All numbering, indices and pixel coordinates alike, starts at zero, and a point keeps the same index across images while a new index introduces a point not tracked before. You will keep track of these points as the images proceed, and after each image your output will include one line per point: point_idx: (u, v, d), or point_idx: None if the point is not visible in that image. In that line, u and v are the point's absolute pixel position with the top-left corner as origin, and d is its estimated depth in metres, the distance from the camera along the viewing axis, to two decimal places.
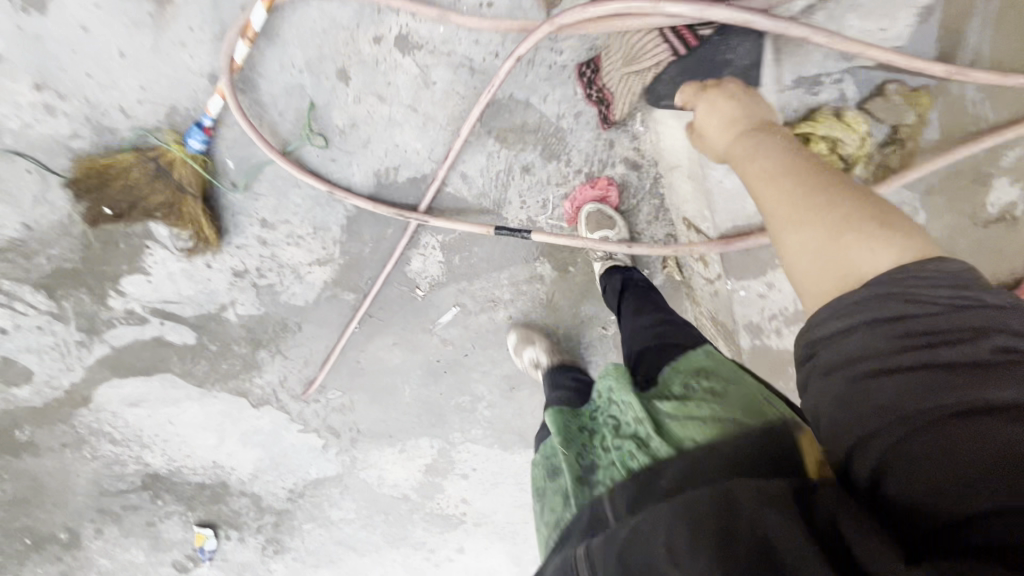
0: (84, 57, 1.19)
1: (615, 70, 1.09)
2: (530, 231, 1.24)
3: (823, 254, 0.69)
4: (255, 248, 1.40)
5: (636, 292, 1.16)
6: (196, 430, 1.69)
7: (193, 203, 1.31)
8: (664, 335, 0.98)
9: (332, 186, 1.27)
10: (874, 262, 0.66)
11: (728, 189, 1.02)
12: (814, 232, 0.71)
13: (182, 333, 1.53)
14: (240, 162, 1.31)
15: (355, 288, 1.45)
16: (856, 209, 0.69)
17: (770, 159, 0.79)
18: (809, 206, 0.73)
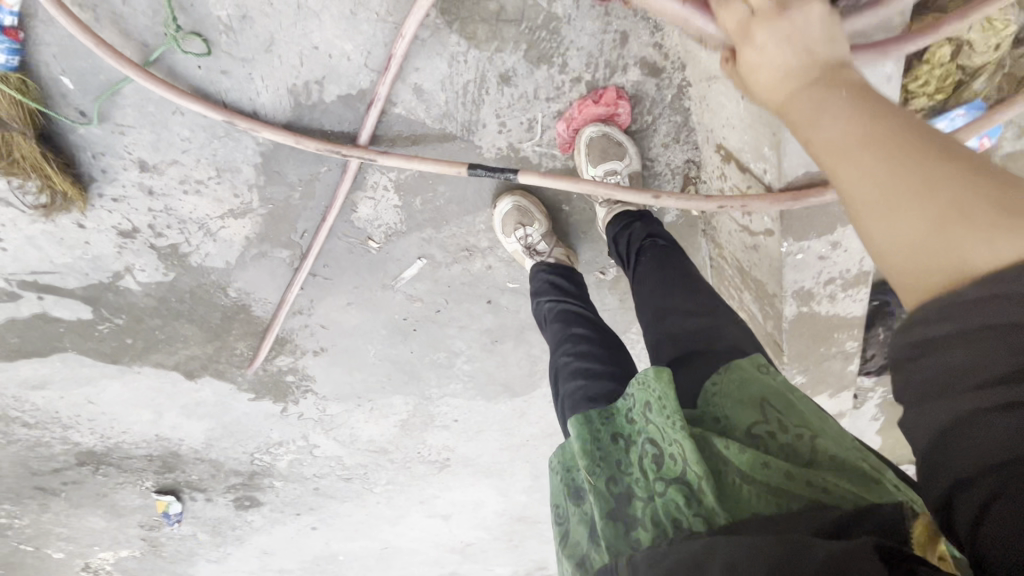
0: None
1: None
2: (517, 170, 0.95)
3: (922, 255, 0.43)
4: (140, 199, 1.04)
5: (653, 254, 0.91)
6: (125, 408, 1.45)
7: (22, 145, 0.91)
8: (698, 336, 0.76)
9: (229, 114, 0.89)
10: (990, 255, 0.40)
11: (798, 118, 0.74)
12: (911, 221, 0.44)
13: (72, 308, 1.20)
14: (90, 79, 0.91)
15: (288, 244, 1.13)
16: (971, 187, 0.42)
17: (843, 125, 0.50)
18: (903, 182, 0.45)
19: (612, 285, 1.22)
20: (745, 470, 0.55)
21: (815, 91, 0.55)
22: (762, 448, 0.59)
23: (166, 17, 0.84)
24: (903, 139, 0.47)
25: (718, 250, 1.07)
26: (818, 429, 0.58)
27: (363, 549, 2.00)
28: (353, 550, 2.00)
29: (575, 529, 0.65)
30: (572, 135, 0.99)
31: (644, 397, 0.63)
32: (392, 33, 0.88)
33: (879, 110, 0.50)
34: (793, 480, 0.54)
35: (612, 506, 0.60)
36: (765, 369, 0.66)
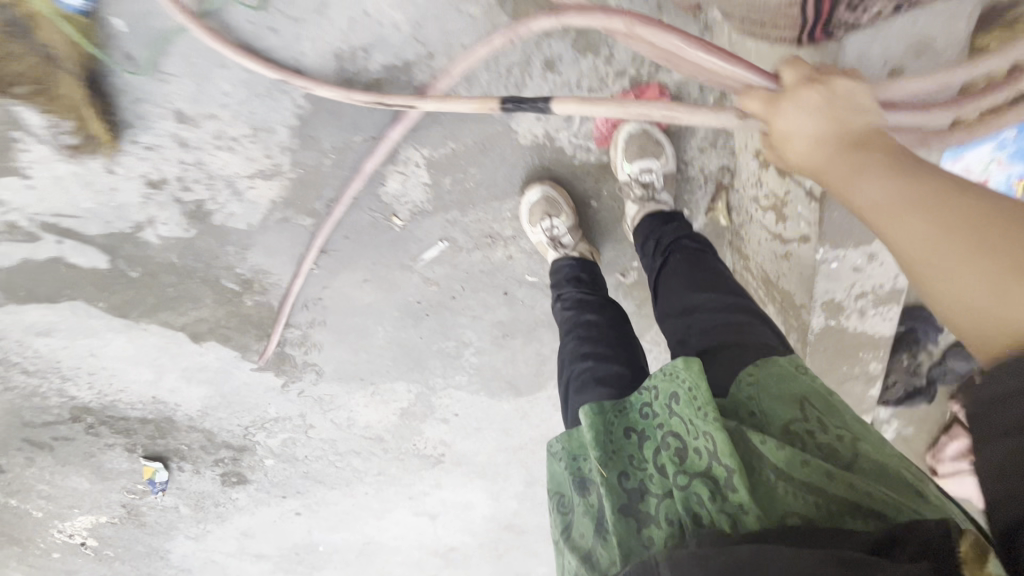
0: None
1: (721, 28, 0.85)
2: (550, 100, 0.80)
3: (981, 307, 0.48)
4: (173, 150, 1.04)
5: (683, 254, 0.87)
6: (128, 365, 1.43)
7: (71, 86, 0.94)
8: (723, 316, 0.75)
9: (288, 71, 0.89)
10: None
11: None
12: (972, 277, 0.48)
13: (89, 254, 1.20)
14: (141, 33, 0.94)
15: (312, 212, 1.12)
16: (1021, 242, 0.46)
17: (877, 188, 0.55)
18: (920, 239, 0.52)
19: (631, 288, 1.20)
20: (778, 467, 0.53)
21: (849, 150, 0.59)
22: (797, 445, 0.57)
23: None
24: (944, 194, 0.51)
25: (744, 261, 1.05)
26: (859, 434, 0.57)
27: (345, 542, 1.95)
28: (334, 541, 1.95)
29: (581, 522, 0.62)
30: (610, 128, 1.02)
31: (671, 388, 0.61)
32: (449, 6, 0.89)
33: (907, 162, 0.56)
34: (833, 481, 0.52)
35: (624, 501, 0.58)
36: (804, 369, 0.64)
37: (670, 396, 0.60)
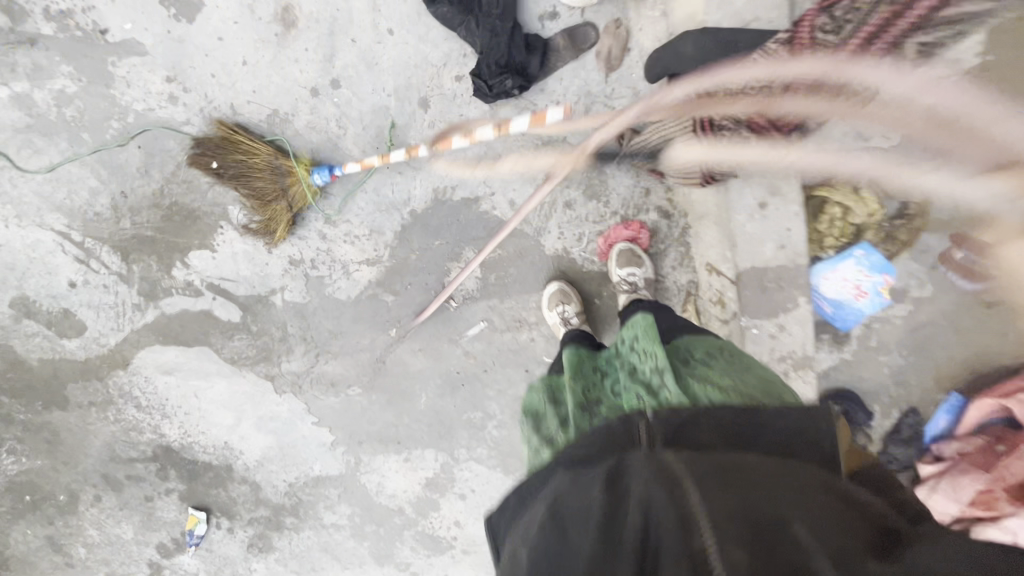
0: (213, 60, 1.44)
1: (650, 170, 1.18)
2: None
3: None
4: (314, 241, 1.55)
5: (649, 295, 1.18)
6: (217, 408, 1.77)
7: (282, 211, 1.50)
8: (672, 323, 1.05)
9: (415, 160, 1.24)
10: None
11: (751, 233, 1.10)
12: None
13: (229, 309, 1.66)
14: (333, 188, 1.51)
15: (394, 291, 1.57)
16: None
17: None
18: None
19: None
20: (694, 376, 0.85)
21: None
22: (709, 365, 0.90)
23: (369, 138, 1.44)
24: None
25: None
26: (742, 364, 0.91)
27: None
28: None
29: (550, 422, 0.89)
30: (607, 248, 1.43)
31: (633, 333, 0.93)
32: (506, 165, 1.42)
33: None
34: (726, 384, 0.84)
35: (584, 403, 0.86)
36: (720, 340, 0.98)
37: (631, 340, 0.92)
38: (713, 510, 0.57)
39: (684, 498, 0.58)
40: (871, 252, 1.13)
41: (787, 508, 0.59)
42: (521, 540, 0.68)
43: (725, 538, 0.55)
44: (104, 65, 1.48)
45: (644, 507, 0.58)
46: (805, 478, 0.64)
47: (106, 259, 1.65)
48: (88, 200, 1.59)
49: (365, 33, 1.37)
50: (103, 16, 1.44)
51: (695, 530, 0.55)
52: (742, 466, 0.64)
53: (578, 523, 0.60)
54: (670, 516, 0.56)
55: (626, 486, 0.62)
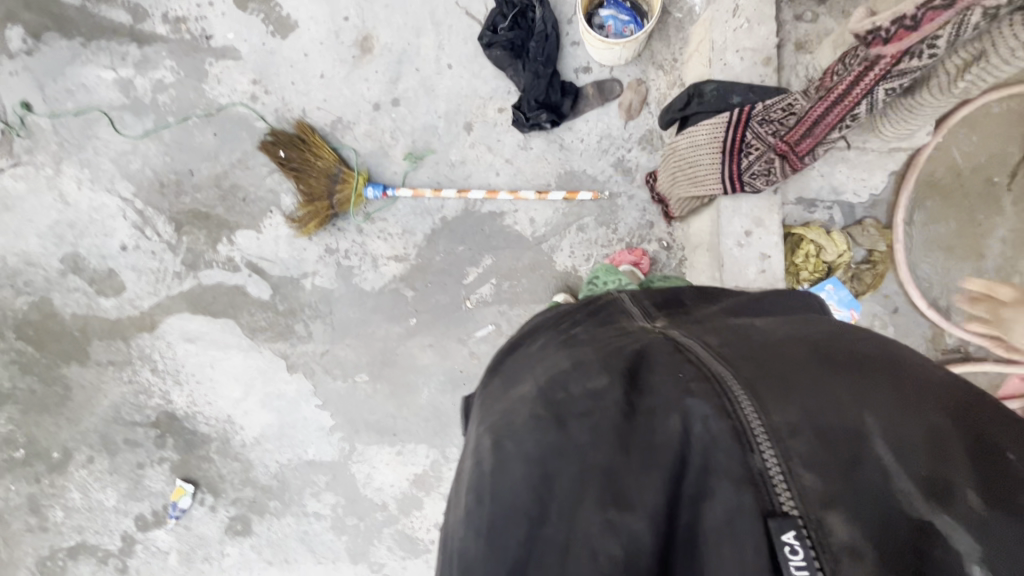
0: (296, 71, 1.69)
1: (677, 187, 1.31)
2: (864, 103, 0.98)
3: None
4: (351, 233, 1.74)
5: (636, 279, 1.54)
6: (228, 380, 1.87)
7: (326, 211, 1.69)
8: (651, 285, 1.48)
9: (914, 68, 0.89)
10: None
11: (739, 257, 1.25)
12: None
13: (260, 287, 1.81)
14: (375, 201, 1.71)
15: (415, 287, 1.73)
16: None
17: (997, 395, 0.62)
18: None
19: None
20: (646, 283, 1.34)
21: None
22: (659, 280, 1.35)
23: (415, 150, 1.67)
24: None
25: None
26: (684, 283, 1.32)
27: None
28: None
29: None
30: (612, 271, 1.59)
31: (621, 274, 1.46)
32: (530, 187, 1.62)
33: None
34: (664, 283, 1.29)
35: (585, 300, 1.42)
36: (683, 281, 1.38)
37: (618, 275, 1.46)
38: (774, 428, 0.59)
39: (736, 416, 0.60)
40: (840, 287, 1.28)
41: (852, 407, 0.60)
42: (503, 433, 0.70)
43: (789, 453, 0.57)
44: (202, 64, 1.74)
45: (683, 420, 0.63)
46: (850, 430, 0.58)
47: (160, 228, 1.83)
48: (158, 174, 1.80)
49: (427, 65, 1.63)
50: (211, 25, 1.72)
51: (752, 450, 0.58)
52: (761, 373, 0.65)
53: (590, 423, 0.66)
54: (721, 438, 0.59)
55: (663, 403, 0.65)
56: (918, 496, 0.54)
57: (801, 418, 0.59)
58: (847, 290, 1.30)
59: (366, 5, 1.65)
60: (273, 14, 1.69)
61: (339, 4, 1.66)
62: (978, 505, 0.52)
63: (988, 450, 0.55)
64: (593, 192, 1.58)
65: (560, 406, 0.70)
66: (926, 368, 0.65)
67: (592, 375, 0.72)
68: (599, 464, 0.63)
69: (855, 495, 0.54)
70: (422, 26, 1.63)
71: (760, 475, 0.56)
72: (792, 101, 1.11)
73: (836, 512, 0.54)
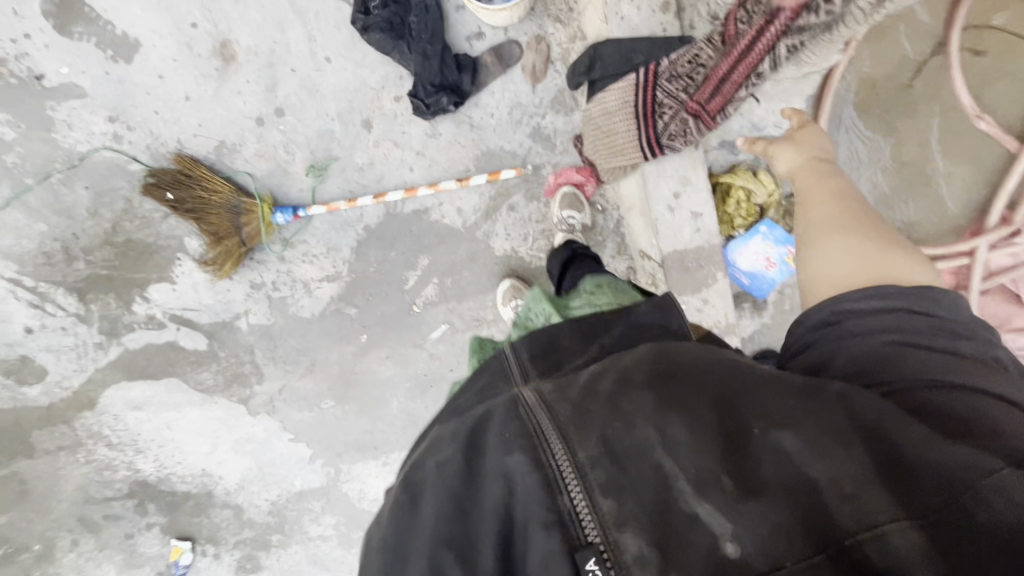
0: (155, 99, 1.48)
1: (600, 160, 1.21)
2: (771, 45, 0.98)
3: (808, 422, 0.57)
4: (273, 263, 1.61)
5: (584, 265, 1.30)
6: (192, 436, 1.80)
7: (239, 248, 1.56)
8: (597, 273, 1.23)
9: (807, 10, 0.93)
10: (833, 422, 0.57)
11: (673, 221, 1.21)
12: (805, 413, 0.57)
13: (194, 338, 1.69)
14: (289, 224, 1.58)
15: (356, 304, 1.64)
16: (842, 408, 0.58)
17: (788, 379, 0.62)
18: (888, 268, 0.85)
19: None
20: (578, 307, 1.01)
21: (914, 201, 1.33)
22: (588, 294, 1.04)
23: (316, 161, 1.51)
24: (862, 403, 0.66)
25: None
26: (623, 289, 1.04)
27: None
28: None
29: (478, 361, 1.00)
30: (556, 184, 1.51)
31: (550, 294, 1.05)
32: (449, 176, 1.51)
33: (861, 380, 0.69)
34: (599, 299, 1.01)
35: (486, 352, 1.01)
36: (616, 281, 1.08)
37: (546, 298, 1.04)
38: (576, 462, 0.56)
39: (548, 461, 0.57)
40: (774, 227, 1.26)
41: (642, 421, 0.57)
42: (374, 526, 0.64)
43: (590, 486, 0.55)
44: (42, 110, 1.49)
45: (508, 482, 0.57)
46: (630, 450, 0.56)
47: (62, 301, 1.65)
48: (38, 244, 1.60)
49: (303, 63, 1.44)
50: (37, 62, 1.45)
51: (563, 491, 0.55)
52: (577, 405, 0.60)
53: (434, 498, 0.59)
54: (531, 486, 0.56)
55: (495, 456, 0.58)
56: (689, 492, 0.54)
57: (600, 448, 0.56)
58: (782, 228, 1.28)
59: (212, 4, 1.42)
60: (107, 35, 1.44)
61: (180, 9, 1.42)
62: (733, 490, 0.53)
63: (732, 431, 0.57)
64: (515, 168, 1.49)
65: (413, 481, 0.62)
66: (691, 352, 0.65)
67: (442, 444, 0.62)
68: (439, 543, 0.57)
69: (631, 513, 0.53)
70: (285, 19, 1.42)
71: (570, 516, 0.54)
72: (697, 52, 1.05)
73: (630, 530, 0.52)
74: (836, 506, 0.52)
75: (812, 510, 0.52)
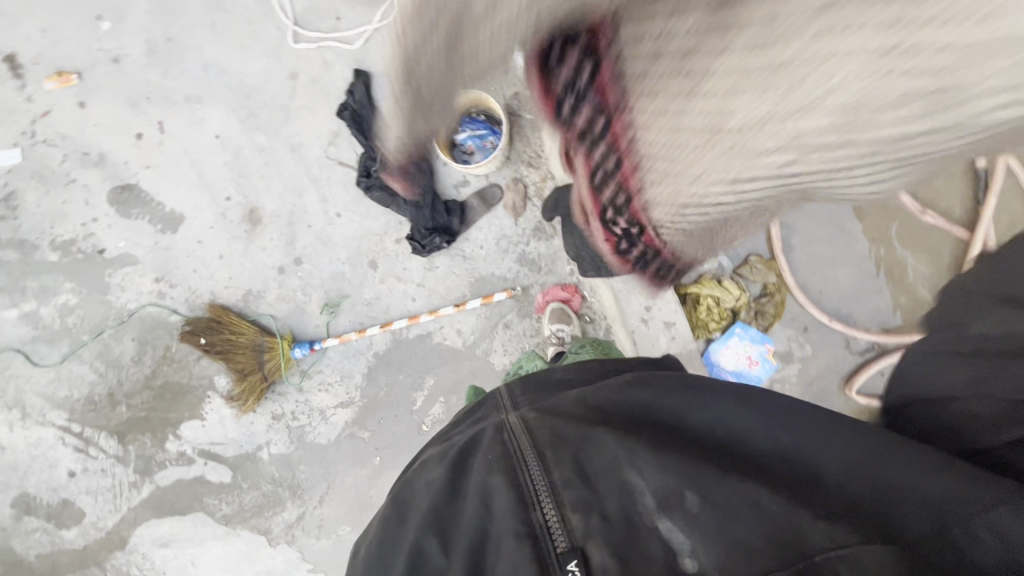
0: (194, 259, 1.72)
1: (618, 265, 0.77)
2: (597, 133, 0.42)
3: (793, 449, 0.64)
4: (293, 393, 1.75)
5: None
6: (215, 572, 1.82)
7: (263, 381, 1.72)
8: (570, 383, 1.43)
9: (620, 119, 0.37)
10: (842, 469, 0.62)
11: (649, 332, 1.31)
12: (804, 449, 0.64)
13: (220, 471, 1.79)
14: (306, 357, 1.73)
15: (369, 426, 1.74)
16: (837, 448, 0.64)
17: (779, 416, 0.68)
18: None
19: None
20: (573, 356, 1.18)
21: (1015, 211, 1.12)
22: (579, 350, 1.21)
23: (330, 300, 1.70)
24: None
25: None
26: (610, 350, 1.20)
27: None
28: None
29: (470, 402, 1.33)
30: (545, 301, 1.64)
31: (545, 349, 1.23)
32: (448, 302, 1.67)
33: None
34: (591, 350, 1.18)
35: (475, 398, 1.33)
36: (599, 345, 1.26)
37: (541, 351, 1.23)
38: (551, 481, 0.64)
39: (523, 478, 0.65)
40: (747, 328, 1.37)
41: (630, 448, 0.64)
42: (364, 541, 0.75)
43: (562, 502, 0.63)
44: (102, 277, 1.75)
45: (481, 505, 0.65)
46: (623, 480, 0.63)
47: (104, 444, 1.80)
48: (88, 392, 1.79)
49: (318, 219, 1.68)
50: (101, 238, 1.74)
51: (534, 508, 0.63)
52: (570, 426, 0.68)
53: (415, 520, 0.68)
54: (507, 504, 0.64)
55: (478, 475, 0.68)
56: (655, 509, 0.60)
57: (574, 468, 0.64)
58: (755, 327, 1.39)
59: (243, 180, 1.70)
60: (157, 213, 1.72)
61: (217, 187, 1.70)
62: (703, 503, 0.59)
63: (702, 450, 0.64)
64: (506, 291, 1.64)
65: (401, 508, 0.72)
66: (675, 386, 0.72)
67: (426, 471, 0.73)
68: (410, 555, 0.65)
69: (614, 532, 0.60)
70: (302, 186, 1.69)
71: (540, 529, 0.62)
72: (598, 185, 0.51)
73: (596, 544, 0.59)
74: (811, 530, 0.56)
75: (796, 531, 0.56)
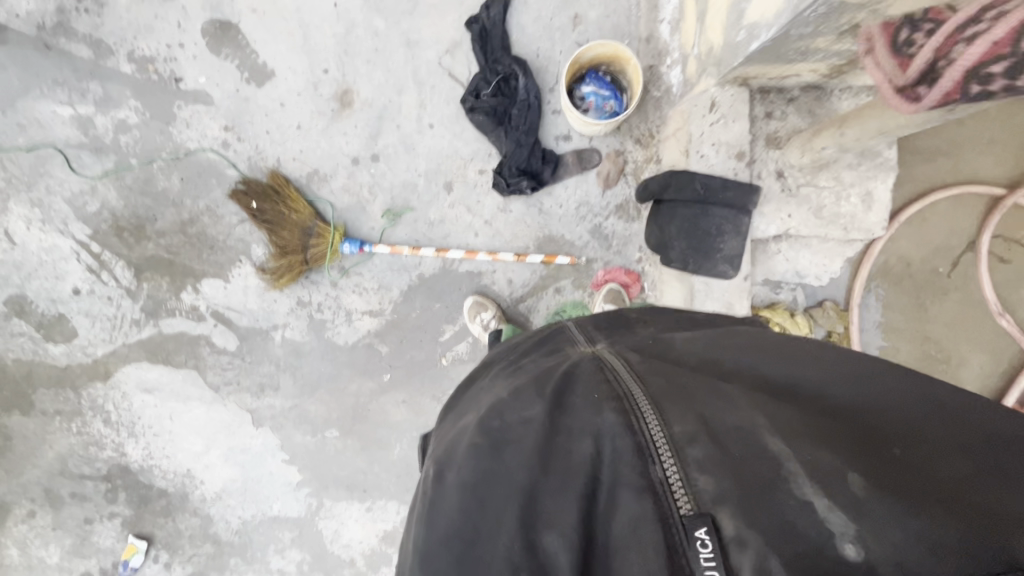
0: (271, 120, 1.65)
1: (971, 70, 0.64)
2: None
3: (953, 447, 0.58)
4: (325, 286, 1.70)
5: None
6: (190, 433, 1.79)
7: (301, 265, 1.65)
8: None
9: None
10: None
11: None
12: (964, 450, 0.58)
13: (227, 338, 1.75)
14: (351, 255, 1.68)
15: (389, 342, 1.71)
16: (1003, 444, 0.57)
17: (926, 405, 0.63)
18: None
19: None
20: None
21: None
22: None
23: (393, 207, 1.65)
24: None
25: None
26: None
27: None
28: None
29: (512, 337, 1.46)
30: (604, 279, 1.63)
31: None
32: (509, 249, 1.64)
33: None
34: None
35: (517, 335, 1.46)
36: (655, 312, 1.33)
37: None
38: (672, 434, 0.65)
39: (637, 428, 0.67)
40: None
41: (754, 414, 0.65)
42: (447, 461, 0.75)
43: (685, 458, 0.63)
44: (170, 105, 1.67)
45: (594, 442, 0.68)
46: (751, 443, 0.63)
47: (118, 273, 1.74)
48: (119, 216, 1.71)
49: (409, 123, 1.63)
50: (181, 67, 1.65)
51: (654, 461, 0.64)
52: (688, 387, 0.70)
53: (519, 450, 0.70)
54: (626, 449, 0.66)
55: (589, 413, 0.71)
56: (801, 477, 0.59)
57: (699, 426, 0.65)
58: None
59: (346, 58, 1.62)
60: (248, 61, 1.64)
61: (318, 55, 1.63)
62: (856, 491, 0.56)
63: (843, 432, 0.63)
64: (570, 257, 1.61)
65: (498, 434, 0.73)
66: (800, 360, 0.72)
67: (525, 403, 0.74)
68: (523, 487, 0.68)
69: (746, 498, 0.59)
70: (404, 85, 1.62)
71: (660, 485, 0.63)
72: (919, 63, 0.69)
73: (726, 510, 0.59)
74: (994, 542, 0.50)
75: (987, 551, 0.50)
